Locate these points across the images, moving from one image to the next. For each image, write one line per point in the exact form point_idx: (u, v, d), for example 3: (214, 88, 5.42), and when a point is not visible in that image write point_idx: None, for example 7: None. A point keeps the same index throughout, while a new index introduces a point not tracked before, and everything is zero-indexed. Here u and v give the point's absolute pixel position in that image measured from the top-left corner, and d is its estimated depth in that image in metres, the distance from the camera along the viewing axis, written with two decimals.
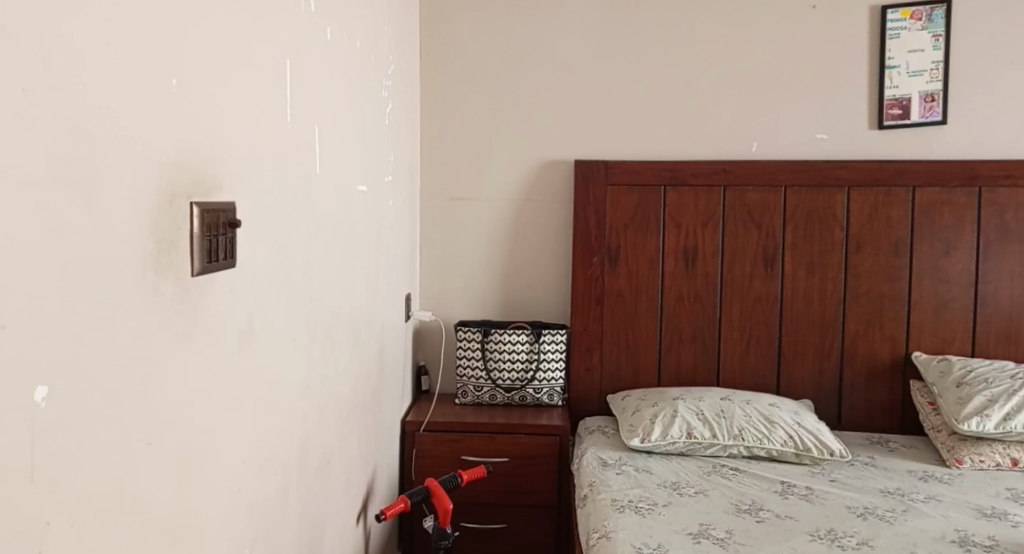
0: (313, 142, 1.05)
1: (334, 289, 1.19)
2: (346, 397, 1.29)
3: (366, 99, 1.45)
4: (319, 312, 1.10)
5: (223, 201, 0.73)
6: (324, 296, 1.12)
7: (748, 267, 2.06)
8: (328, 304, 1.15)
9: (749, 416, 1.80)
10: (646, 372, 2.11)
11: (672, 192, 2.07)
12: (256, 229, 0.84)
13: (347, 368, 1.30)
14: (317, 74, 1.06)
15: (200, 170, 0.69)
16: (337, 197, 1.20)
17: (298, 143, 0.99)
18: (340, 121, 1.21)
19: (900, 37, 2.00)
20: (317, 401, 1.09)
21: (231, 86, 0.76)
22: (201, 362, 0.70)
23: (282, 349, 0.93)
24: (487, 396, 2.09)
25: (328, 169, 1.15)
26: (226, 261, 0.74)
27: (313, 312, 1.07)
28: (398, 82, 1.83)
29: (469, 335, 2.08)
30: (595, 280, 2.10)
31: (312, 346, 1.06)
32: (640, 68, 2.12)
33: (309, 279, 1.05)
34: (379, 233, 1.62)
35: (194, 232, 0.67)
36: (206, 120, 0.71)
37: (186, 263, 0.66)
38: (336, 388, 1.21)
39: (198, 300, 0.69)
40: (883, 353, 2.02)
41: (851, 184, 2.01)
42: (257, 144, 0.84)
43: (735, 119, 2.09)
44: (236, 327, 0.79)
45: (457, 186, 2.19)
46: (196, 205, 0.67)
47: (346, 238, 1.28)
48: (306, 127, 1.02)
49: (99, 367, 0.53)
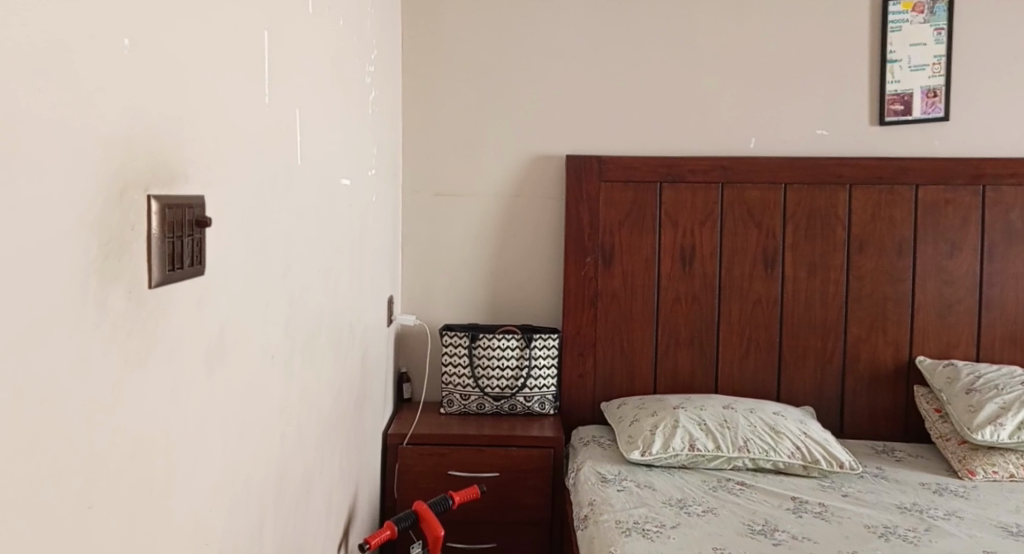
0: (294, 131, 0.92)
1: (315, 296, 1.05)
2: (327, 415, 1.16)
3: (348, 85, 1.32)
4: (300, 322, 0.97)
5: (191, 194, 0.60)
6: (304, 304, 0.99)
7: (747, 267, 1.97)
8: (309, 312, 1.02)
9: (754, 426, 1.70)
10: (642, 379, 2.01)
11: (668, 189, 1.97)
12: (229, 229, 0.70)
13: (328, 382, 1.16)
14: (297, 50, 0.93)
15: (162, 156, 0.56)
16: (319, 192, 1.07)
17: (277, 129, 0.85)
18: (322, 107, 1.07)
19: (901, 29, 1.92)
20: (295, 425, 0.96)
21: (200, 56, 0.63)
22: (162, 393, 0.57)
23: (259, 367, 0.80)
24: (475, 405, 1.96)
25: (309, 159, 1.01)
26: (195, 268, 0.61)
27: (294, 322, 0.94)
28: (381, 70, 1.68)
29: (455, 340, 1.96)
30: (588, 281, 1.99)
31: (291, 362, 0.93)
32: (637, 58, 2.01)
33: (289, 284, 0.91)
34: (361, 232, 1.48)
35: (153, 233, 0.54)
36: (170, 96, 0.57)
37: (143, 272, 0.53)
38: (317, 408, 1.08)
39: (158, 317, 0.56)
40: (887, 357, 1.95)
41: (853, 182, 1.93)
42: (231, 129, 0.70)
43: (734, 113, 2.00)
44: (205, 347, 0.65)
45: (442, 180, 2.06)
46: (154, 199, 0.54)
47: (328, 238, 1.14)
48: (286, 112, 0.88)
49: (25, 413, 0.39)
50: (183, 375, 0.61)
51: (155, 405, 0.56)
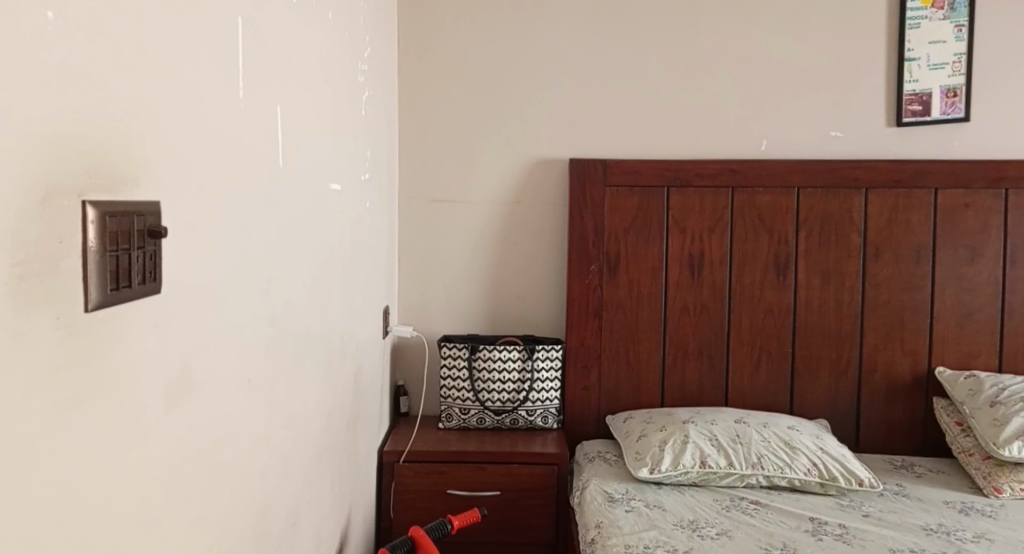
0: (275, 132, 0.85)
1: (302, 310, 0.98)
2: (316, 438, 1.09)
3: (339, 86, 1.25)
4: (284, 340, 0.89)
5: (142, 201, 0.52)
6: (289, 320, 0.91)
7: (758, 275, 1.89)
8: (295, 328, 0.94)
9: (768, 442, 1.63)
10: (648, 391, 1.93)
11: (675, 194, 1.89)
12: (196, 241, 0.62)
13: (317, 403, 1.09)
14: (278, 44, 0.86)
15: (102, 156, 0.48)
16: (305, 197, 1.00)
17: (255, 127, 0.78)
18: (307, 106, 1.00)
19: (920, 27, 1.85)
20: (280, 453, 0.88)
21: (156, 40, 0.55)
22: (108, 432, 0.49)
23: (235, 393, 0.73)
24: (475, 420, 1.89)
25: (294, 163, 0.94)
26: (148, 287, 0.53)
27: (278, 338, 0.87)
28: (375, 71, 1.61)
29: (454, 352, 1.88)
30: (592, 290, 1.92)
31: (274, 385, 0.85)
32: (642, 58, 1.94)
33: (271, 300, 0.84)
34: (354, 240, 1.41)
35: (90, 246, 0.46)
36: (116, 87, 0.49)
37: (77, 292, 0.45)
38: (304, 432, 1.00)
39: (100, 346, 0.48)
40: (904, 368, 1.87)
41: (868, 186, 1.85)
42: (197, 126, 0.62)
43: (743, 115, 1.93)
44: (166, 373, 0.58)
45: (440, 186, 1.99)
46: (91, 205, 0.46)
47: (317, 248, 1.07)
48: (265, 110, 0.81)
49: None
50: (137, 408, 0.53)
51: (101, 447, 0.48)
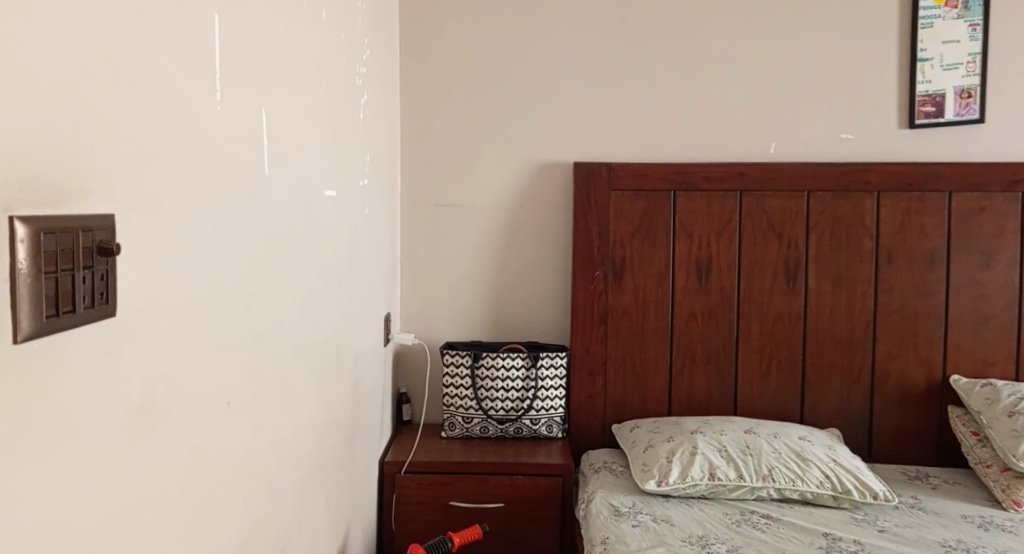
0: (259, 136, 0.81)
1: (290, 321, 0.94)
2: (309, 453, 1.05)
3: (334, 88, 1.21)
4: (268, 354, 0.85)
5: (92, 215, 0.48)
6: (273, 332, 0.88)
7: (767, 280, 1.85)
8: (281, 341, 0.91)
9: (779, 453, 1.58)
10: (655, 400, 1.89)
11: (682, 197, 1.85)
12: (160, 256, 0.59)
13: (310, 417, 1.05)
14: (265, 46, 0.82)
15: (40, 170, 0.43)
16: (294, 204, 0.96)
17: (233, 132, 0.74)
18: (297, 110, 0.96)
19: (933, 26, 1.80)
20: (267, 473, 0.85)
21: (112, 39, 0.51)
22: (56, 469, 0.45)
23: (211, 413, 0.69)
24: (478, 429, 1.85)
25: (284, 169, 0.91)
26: (97, 310, 0.48)
27: (261, 352, 0.83)
28: (375, 73, 1.57)
29: (456, 359, 1.84)
30: (597, 295, 1.87)
31: (259, 402, 0.82)
32: (647, 59, 1.90)
33: (254, 314, 0.81)
34: (352, 247, 1.38)
35: (22, 270, 0.41)
36: (58, 89, 0.45)
37: (7, 321, 0.40)
38: (294, 448, 0.96)
39: (42, 377, 0.44)
40: (918, 376, 1.82)
41: (880, 190, 1.81)
42: (162, 131, 0.58)
43: (750, 117, 1.89)
44: (125, 399, 0.54)
45: (443, 190, 1.95)
46: (23, 222, 0.41)
47: (308, 257, 1.03)
48: (247, 114, 0.77)
49: None
50: (90, 439, 0.49)
51: (46, 490, 0.44)
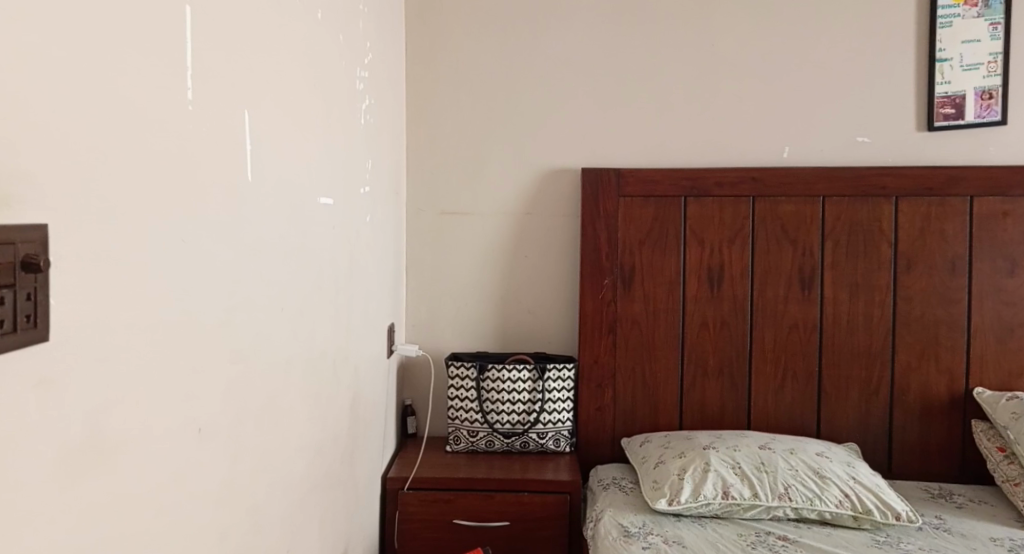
0: (230, 137, 0.77)
1: (267, 334, 0.90)
2: (291, 477, 1.00)
3: (331, 91, 1.17)
4: (240, 369, 0.81)
5: (13, 227, 0.45)
6: (248, 346, 0.84)
7: (781, 289, 1.79)
8: (257, 354, 0.87)
9: (796, 471, 1.53)
10: (666, 412, 1.83)
11: (693, 203, 1.80)
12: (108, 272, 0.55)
13: (293, 439, 1.01)
14: (244, 55, 0.81)
15: None
16: (274, 211, 0.92)
17: (198, 135, 0.70)
18: (279, 113, 0.92)
19: (952, 25, 1.74)
20: (245, 499, 0.82)
21: (26, 36, 0.47)
22: None
23: (169, 438, 0.65)
24: (484, 443, 1.80)
25: (267, 178, 0.89)
26: (17, 334, 0.45)
27: (232, 368, 0.79)
28: (377, 78, 1.53)
29: (462, 371, 1.79)
30: (606, 305, 1.82)
31: (234, 427, 0.79)
32: (657, 61, 1.85)
33: (230, 333, 0.78)
34: (351, 256, 1.33)
35: None
36: None
37: None
38: (274, 471, 0.92)
39: None
40: (940, 388, 1.75)
41: (899, 194, 1.74)
42: (100, 135, 0.54)
43: (761, 120, 1.83)
44: (54, 433, 0.50)
45: (448, 198, 1.91)
46: None
47: (293, 266, 1.00)
48: (213, 114, 0.73)
49: None
50: None
51: None
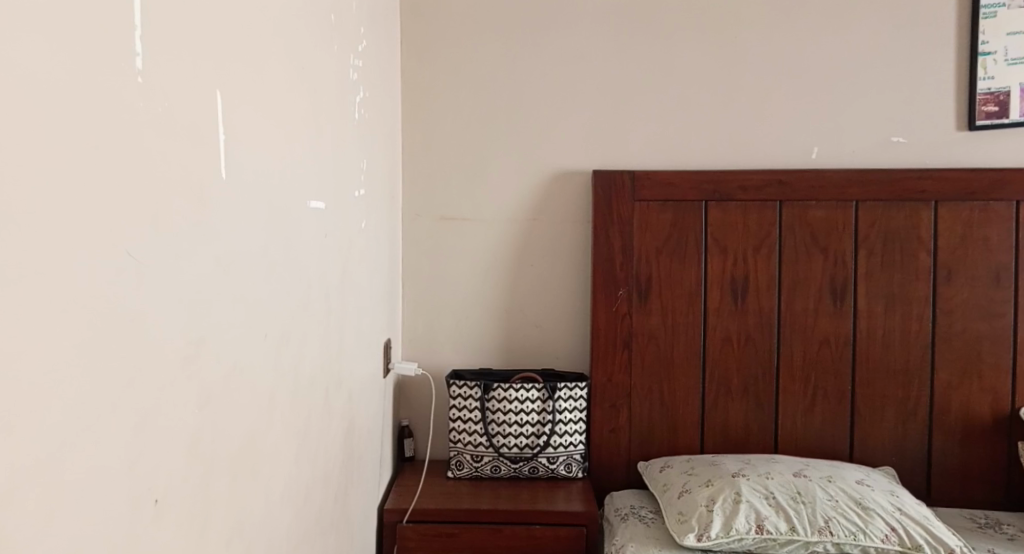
0: (197, 126, 0.64)
1: (244, 364, 0.76)
2: (274, 528, 0.85)
3: (319, 80, 1.03)
4: (205, 413, 0.67)
5: None
6: (219, 382, 0.70)
7: (810, 301, 1.66)
8: (231, 389, 0.73)
9: (836, 502, 1.40)
10: (686, 434, 1.69)
11: (715, 208, 1.66)
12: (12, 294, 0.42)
13: (276, 482, 0.86)
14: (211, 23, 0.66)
15: None
16: (253, 214, 0.78)
17: (151, 118, 0.56)
18: (257, 98, 0.78)
19: (996, 16, 1.62)
20: None
21: None
22: None
23: (108, 504, 0.51)
24: (489, 469, 1.65)
25: (243, 174, 0.74)
26: None
27: (196, 412, 0.65)
28: (371, 69, 1.39)
29: (465, 392, 1.64)
30: (620, 318, 1.68)
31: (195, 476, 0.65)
32: (673, 55, 1.72)
33: (194, 362, 0.64)
34: (343, 268, 1.19)
35: None
36: None
37: None
38: (249, 523, 0.77)
39: None
40: (982, 407, 1.62)
41: (938, 199, 1.62)
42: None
43: (787, 119, 1.70)
44: None
45: (448, 202, 1.76)
46: None
47: (277, 281, 0.86)
48: (173, 91, 0.59)
49: None
50: None
51: None
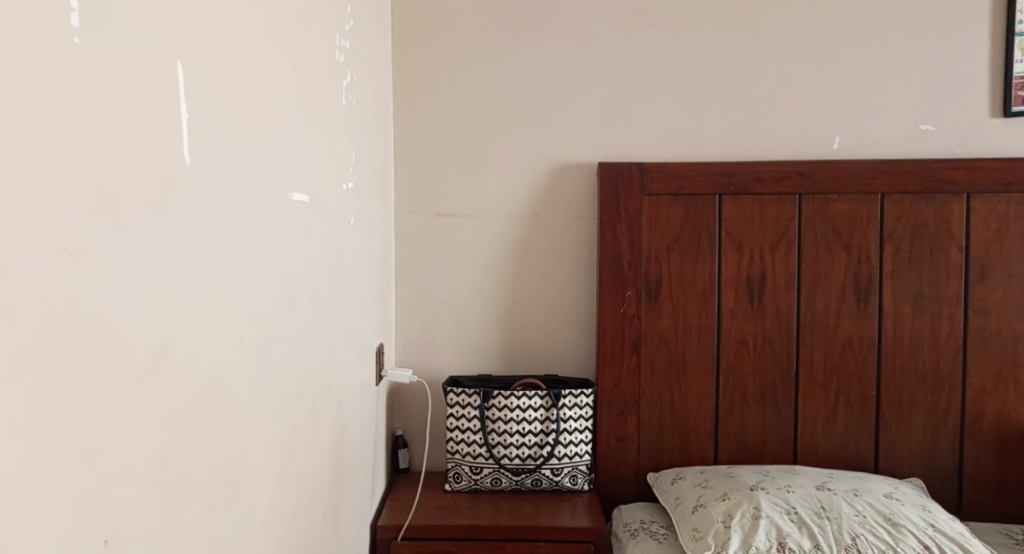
0: (151, 100, 0.55)
1: (215, 376, 0.67)
2: None
3: (302, 58, 0.92)
4: (163, 434, 0.57)
5: None
6: (182, 397, 0.60)
7: (832, 301, 1.55)
8: (198, 405, 0.63)
9: (863, 517, 1.29)
10: (699, 443, 1.58)
11: (729, 202, 1.56)
12: None
13: (253, 510, 0.76)
14: None
15: None
16: (222, 204, 0.68)
17: (90, 84, 0.47)
18: (224, 72, 0.68)
19: None
20: None
21: None
22: None
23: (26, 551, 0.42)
24: (489, 481, 1.55)
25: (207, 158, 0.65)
26: None
27: (153, 432, 0.56)
28: (360, 53, 1.29)
29: (464, 399, 1.54)
30: (628, 320, 1.58)
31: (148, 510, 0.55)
32: (684, 38, 1.61)
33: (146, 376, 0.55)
34: (332, 268, 1.09)
35: None
36: None
37: None
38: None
39: None
40: (1019, 414, 1.51)
41: (970, 191, 1.51)
42: None
43: (807, 107, 1.60)
44: None
45: (444, 197, 1.66)
46: None
47: (253, 283, 0.76)
48: (124, 59, 0.51)
49: None
50: None
51: None
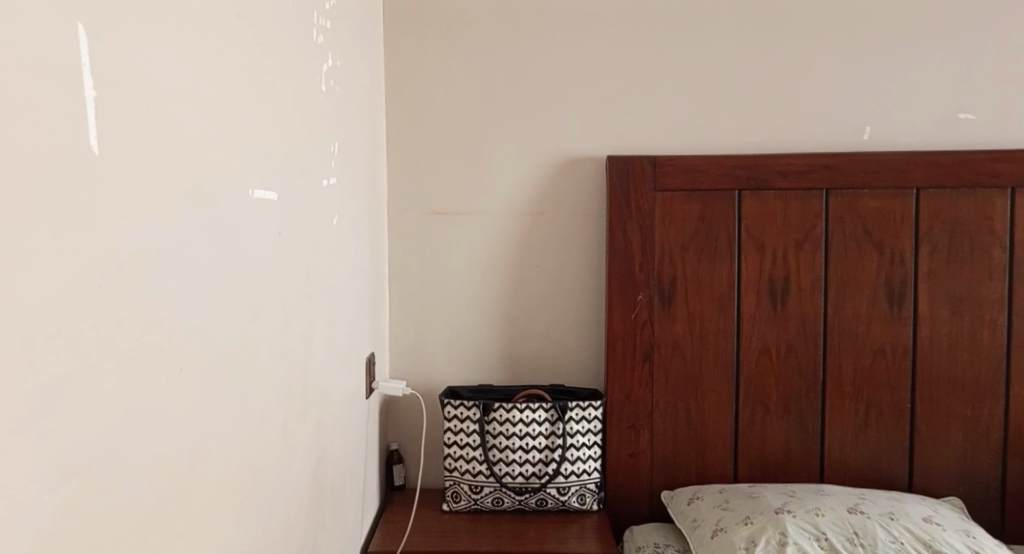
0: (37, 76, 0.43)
1: (150, 411, 0.54)
2: None
3: (269, 35, 0.81)
4: (66, 494, 0.45)
5: None
6: (98, 442, 0.48)
7: (862, 305, 1.43)
8: (123, 450, 0.51)
9: (902, 544, 1.17)
10: (717, 459, 1.46)
11: (749, 198, 1.43)
12: None
13: None
14: None
15: None
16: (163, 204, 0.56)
17: None
18: (160, 45, 0.56)
19: None
20: None
21: None
22: None
23: None
24: (490, 501, 1.43)
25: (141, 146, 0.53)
26: None
27: (45, 495, 0.43)
28: (344, 36, 1.17)
29: (462, 412, 1.42)
30: (640, 326, 1.46)
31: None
32: (699, 21, 1.49)
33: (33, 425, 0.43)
34: (311, 273, 0.97)
35: None
36: None
37: None
38: None
39: None
40: None
41: (1014, 184, 1.38)
42: None
43: (833, 95, 1.47)
44: None
45: (440, 194, 1.54)
46: None
47: (206, 297, 0.64)
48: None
49: None
50: None
51: None
